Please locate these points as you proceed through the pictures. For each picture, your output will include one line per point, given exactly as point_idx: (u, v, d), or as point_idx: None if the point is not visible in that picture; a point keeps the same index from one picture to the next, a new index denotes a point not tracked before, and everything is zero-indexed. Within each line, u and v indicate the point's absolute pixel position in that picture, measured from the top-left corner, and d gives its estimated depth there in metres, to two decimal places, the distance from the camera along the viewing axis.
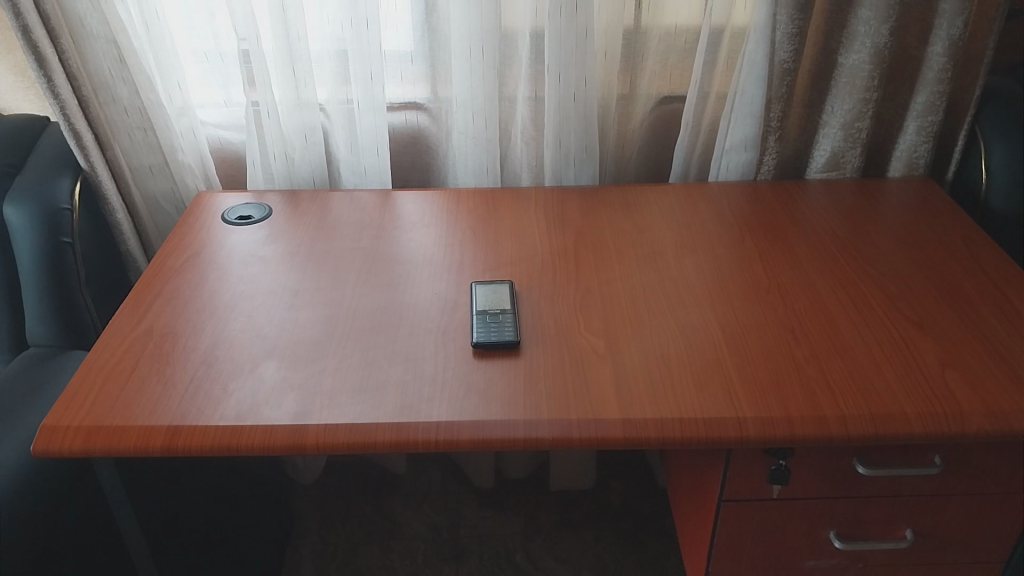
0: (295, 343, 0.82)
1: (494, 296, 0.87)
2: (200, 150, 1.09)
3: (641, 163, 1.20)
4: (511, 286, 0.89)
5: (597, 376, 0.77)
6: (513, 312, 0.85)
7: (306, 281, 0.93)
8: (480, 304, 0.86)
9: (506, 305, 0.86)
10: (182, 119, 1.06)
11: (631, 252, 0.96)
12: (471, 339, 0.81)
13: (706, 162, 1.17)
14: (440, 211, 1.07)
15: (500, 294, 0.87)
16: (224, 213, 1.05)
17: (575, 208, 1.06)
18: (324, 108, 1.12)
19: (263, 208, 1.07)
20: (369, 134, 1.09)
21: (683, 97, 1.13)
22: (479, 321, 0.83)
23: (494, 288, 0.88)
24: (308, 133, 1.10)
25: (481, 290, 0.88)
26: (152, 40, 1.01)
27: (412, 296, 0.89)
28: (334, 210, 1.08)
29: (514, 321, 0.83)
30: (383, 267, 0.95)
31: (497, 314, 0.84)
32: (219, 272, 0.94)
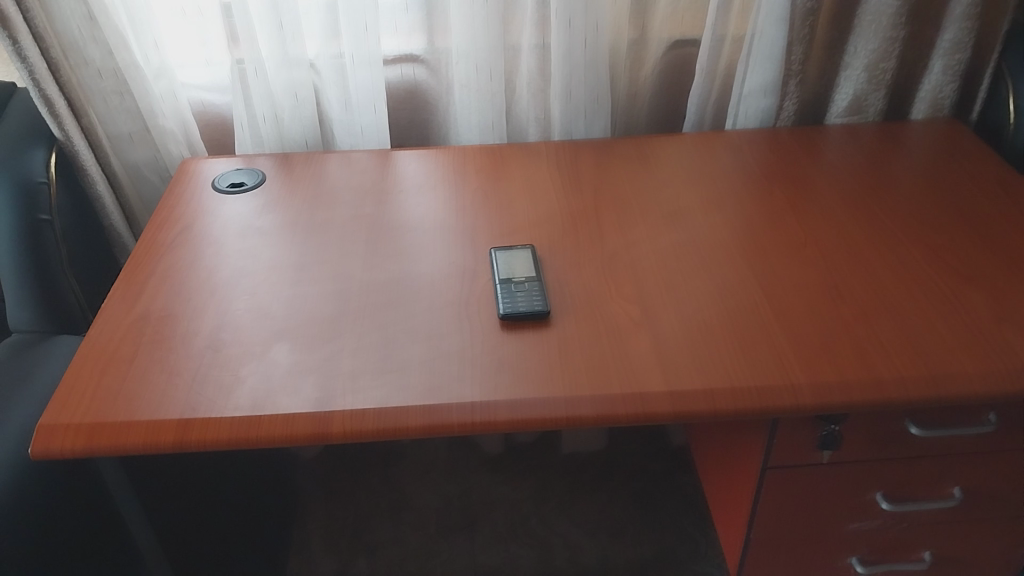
0: (306, 322, 0.76)
1: (514, 263, 0.82)
2: (183, 115, 1.01)
3: (653, 113, 1.14)
4: (532, 251, 0.83)
5: (635, 344, 0.72)
6: (537, 279, 0.79)
7: (310, 254, 0.86)
8: (500, 273, 0.80)
9: (528, 272, 0.80)
10: (162, 81, 0.98)
11: (654, 209, 0.91)
12: (497, 311, 0.76)
13: (721, 110, 1.11)
14: (446, 172, 1.00)
15: (520, 261, 0.82)
16: (214, 182, 0.98)
17: (589, 165, 1.00)
18: (313, 64, 1.04)
19: (255, 174, 1.00)
20: (364, 87, 1.01)
21: (697, 41, 1.07)
22: (503, 291, 0.78)
23: (514, 254, 0.83)
24: (298, 90, 1.02)
25: (500, 258, 0.82)
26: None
27: (427, 266, 0.83)
28: (332, 175, 1.01)
29: (541, 288, 0.78)
30: (391, 236, 0.88)
31: (521, 283, 0.79)
32: (214, 247, 0.87)
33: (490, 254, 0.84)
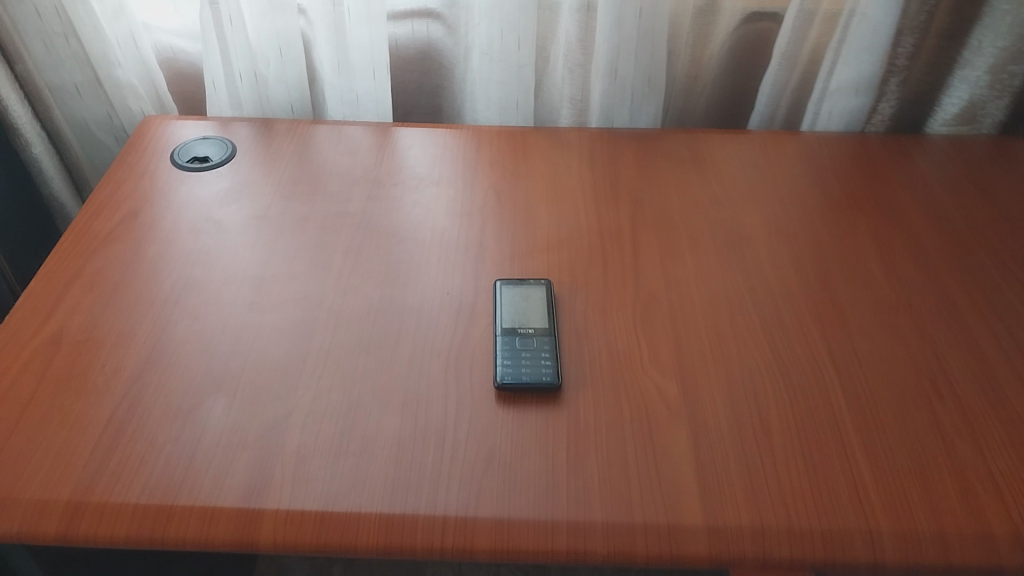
0: (252, 368, 0.60)
1: (524, 305, 0.65)
2: (148, 64, 0.83)
3: (714, 98, 0.94)
4: (548, 289, 0.66)
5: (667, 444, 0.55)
6: (548, 333, 0.63)
7: (272, 265, 0.69)
8: (504, 318, 0.64)
9: (539, 321, 0.64)
10: (119, 23, 0.79)
11: (707, 237, 0.73)
12: (494, 376, 0.60)
13: (798, 101, 0.91)
14: (455, 161, 0.82)
15: (531, 302, 0.65)
16: (175, 153, 0.81)
17: (631, 166, 0.81)
18: (305, 11, 0.85)
19: (224, 146, 0.82)
20: (363, 44, 0.83)
21: (779, 15, 0.86)
22: (504, 346, 0.61)
23: (525, 292, 0.66)
24: (282, 45, 0.83)
25: (507, 296, 0.66)
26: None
27: (414, 297, 0.67)
28: (318, 152, 0.82)
29: (552, 347, 0.62)
30: (376, 246, 0.71)
31: (527, 336, 0.62)
32: (158, 245, 0.70)
33: (495, 287, 0.67)
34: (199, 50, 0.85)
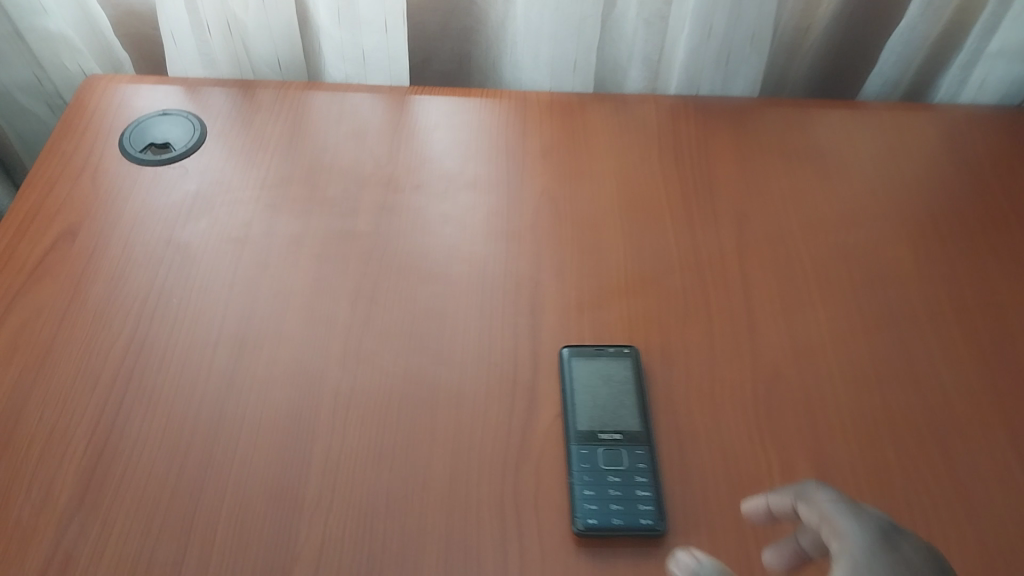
0: (236, 500, 0.44)
1: (606, 394, 0.48)
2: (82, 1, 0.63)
3: (822, 53, 0.73)
4: (637, 365, 0.49)
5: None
6: (642, 440, 0.46)
7: (257, 319, 0.51)
8: (580, 416, 0.47)
9: (628, 421, 0.47)
10: None
11: (841, 279, 0.55)
12: (570, 513, 0.44)
13: (932, 61, 0.71)
14: (494, 151, 0.62)
15: (615, 389, 0.48)
16: (126, 136, 0.61)
17: (728, 158, 0.62)
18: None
19: (190, 125, 0.62)
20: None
21: None
22: (584, 463, 0.45)
23: (606, 372, 0.49)
24: None
25: (583, 376, 0.48)
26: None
27: (451, 373, 0.49)
28: (315, 135, 0.63)
29: (648, 465, 0.45)
30: (394, 290, 0.53)
31: (614, 446, 0.46)
32: (104, 283, 0.52)
33: (563, 358, 0.49)
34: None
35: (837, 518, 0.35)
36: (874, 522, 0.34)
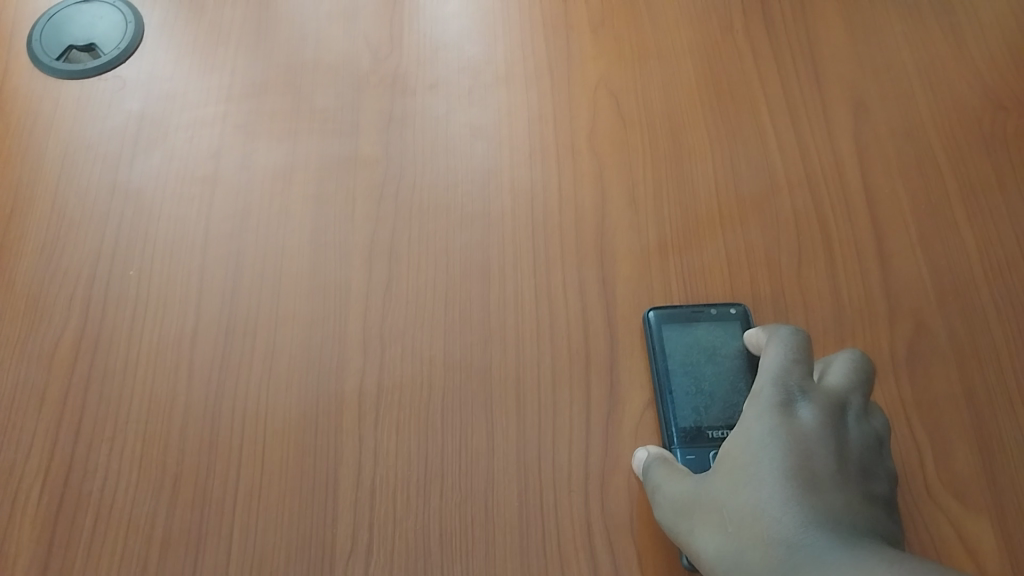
0: (247, 554, 0.33)
1: (715, 374, 0.37)
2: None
3: None
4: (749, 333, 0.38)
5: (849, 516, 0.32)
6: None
7: (244, 293, 0.39)
8: (686, 402, 0.36)
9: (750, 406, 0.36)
10: None
11: (989, 186, 0.43)
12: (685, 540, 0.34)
13: None
14: (526, 28, 0.47)
15: (725, 366, 0.37)
16: (38, 36, 0.46)
17: (831, 24, 0.47)
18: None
19: (118, 13, 0.47)
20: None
21: None
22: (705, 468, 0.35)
23: (711, 343, 0.38)
24: None
25: (682, 351, 0.38)
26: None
27: (505, 356, 0.38)
28: (290, 18, 0.48)
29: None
30: (417, 240, 0.41)
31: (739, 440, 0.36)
32: (30, 259, 0.40)
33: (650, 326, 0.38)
34: None
35: (760, 377, 0.31)
36: (785, 383, 0.30)
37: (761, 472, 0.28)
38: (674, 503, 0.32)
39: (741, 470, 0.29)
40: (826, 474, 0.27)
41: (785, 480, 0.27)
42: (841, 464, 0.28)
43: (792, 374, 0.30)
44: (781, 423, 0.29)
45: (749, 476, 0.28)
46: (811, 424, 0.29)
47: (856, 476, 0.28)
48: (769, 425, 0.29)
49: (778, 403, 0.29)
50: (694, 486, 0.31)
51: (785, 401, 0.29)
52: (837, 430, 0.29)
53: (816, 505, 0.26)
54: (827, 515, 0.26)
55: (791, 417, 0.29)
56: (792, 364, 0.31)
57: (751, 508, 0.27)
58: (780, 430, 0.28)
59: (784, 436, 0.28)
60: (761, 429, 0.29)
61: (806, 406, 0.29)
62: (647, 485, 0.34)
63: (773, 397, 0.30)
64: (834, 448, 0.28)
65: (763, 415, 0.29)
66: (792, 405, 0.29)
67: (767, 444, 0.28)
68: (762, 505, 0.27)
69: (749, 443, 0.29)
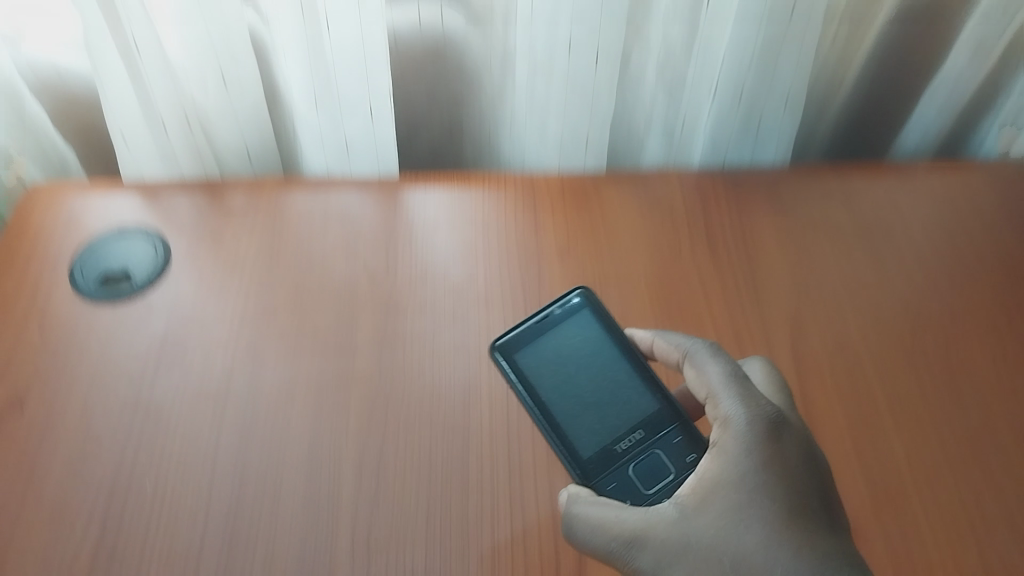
0: None
1: (580, 360, 0.45)
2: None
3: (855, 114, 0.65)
4: (597, 309, 0.47)
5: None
6: (645, 385, 0.45)
7: (247, 504, 0.44)
8: (564, 397, 0.44)
9: (625, 376, 0.45)
10: None
11: (912, 401, 0.48)
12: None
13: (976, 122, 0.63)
14: (504, 256, 0.55)
15: (587, 348, 0.46)
16: (80, 266, 0.53)
17: (769, 250, 0.55)
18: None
19: (152, 245, 0.55)
20: (350, 53, 0.53)
21: None
22: (618, 477, 0.41)
23: (568, 336, 0.46)
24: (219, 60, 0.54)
25: (552, 368, 0.45)
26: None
27: (480, 564, 0.42)
28: (300, 246, 0.55)
29: (675, 410, 0.44)
30: (404, 452, 0.46)
31: (625, 407, 0.44)
32: (57, 474, 0.45)
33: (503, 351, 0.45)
34: (92, 72, 0.56)
35: (725, 398, 0.40)
36: (764, 409, 0.39)
37: (766, 502, 0.37)
38: (653, 549, 0.37)
39: (743, 502, 0.37)
40: (807, 494, 0.38)
41: (788, 508, 0.37)
42: (814, 483, 0.38)
43: (759, 399, 0.40)
44: (771, 452, 0.38)
45: (750, 507, 0.37)
46: (796, 454, 0.39)
47: (822, 493, 0.38)
48: (764, 454, 0.38)
49: (765, 432, 0.38)
50: (680, 517, 0.37)
51: (768, 429, 0.39)
52: (802, 451, 0.39)
53: (808, 529, 0.36)
54: (825, 536, 0.37)
55: (776, 442, 0.38)
56: (751, 390, 0.40)
57: (765, 541, 0.36)
58: (772, 458, 0.38)
59: (776, 467, 0.38)
60: (757, 461, 0.38)
61: (784, 433, 0.39)
62: (601, 539, 0.38)
63: (762, 430, 0.39)
64: (807, 470, 0.38)
65: (757, 444, 0.38)
66: (773, 430, 0.39)
67: (764, 476, 0.37)
68: (766, 536, 0.36)
69: (748, 472, 0.37)
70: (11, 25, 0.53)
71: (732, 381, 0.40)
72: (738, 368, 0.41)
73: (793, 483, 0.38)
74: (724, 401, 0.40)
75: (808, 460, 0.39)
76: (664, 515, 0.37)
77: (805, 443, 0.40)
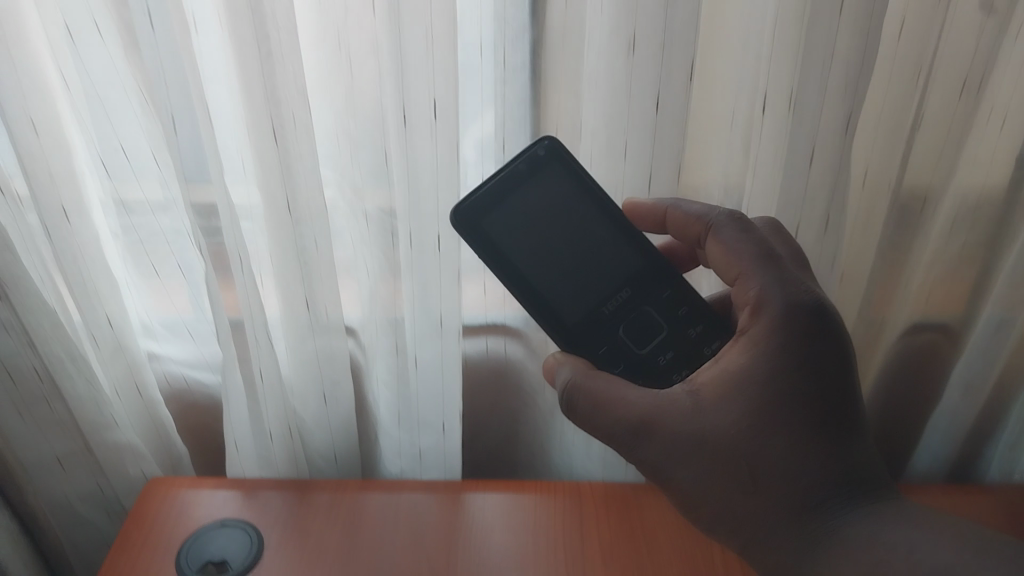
0: None
1: (546, 216, 0.52)
2: (138, 383, 0.66)
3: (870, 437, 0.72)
4: (563, 161, 0.51)
5: (709, 337, 0.53)
6: (612, 226, 0.53)
7: None
8: (542, 265, 0.52)
9: (596, 216, 0.53)
10: (120, 358, 0.63)
11: None
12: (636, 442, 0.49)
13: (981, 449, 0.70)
14: (552, 560, 0.61)
15: (556, 206, 0.52)
16: (184, 555, 0.61)
17: None
18: (354, 331, 0.67)
19: (246, 537, 0.62)
20: (430, 381, 0.64)
21: (947, 335, 0.64)
22: (605, 334, 0.53)
23: (536, 188, 0.52)
24: (324, 381, 0.66)
25: (519, 224, 0.51)
26: (47, 227, 0.55)
27: None
28: (373, 543, 0.62)
29: (654, 262, 0.54)
30: None
31: (602, 259, 0.53)
32: None
33: (467, 232, 0.50)
34: (217, 384, 0.69)
35: (758, 268, 0.50)
36: (802, 299, 0.49)
37: (789, 423, 0.47)
38: (670, 425, 0.48)
39: (769, 420, 0.47)
40: (825, 435, 0.47)
41: (805, 442, 0.47)
42: (835, 379, 0.48)
43: (800, 292, 0.49)
44: (800, 333, 0.48)
45: (774, 399, 0.47)
46: (821, 347, 0.48)
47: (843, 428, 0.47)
48: (794, 334, 0.47)
49: (800, 318, 0.48)
50: (694, 404, 0.48)
51: (805, 314, 0.48)
52: (829, 333, 0.48)
53: (818, 470, 0.47)
54: (829, 478, 0.47)
55: (807, 343, 0.48)
56: (783, 270, 0.50)
57: (778, 462, 0.47)
58: (801, 363, 0.47)
59: (802, 349, 0.47)
60: (790, 340, 0.47)
61: (818, 321, 0.48)
62: (616, 424, 0.48)
63: (788, 313, 0.48)
64: (833, 391, 0.47)
65: (791, 336, 0.48)
66: (806, 313, 0.48)
67: (794, 365, 0.47)
68: (779, 464, 0.46)
69: (778, 337, 0.48)
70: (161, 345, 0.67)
71: (765, 268, 0.49)
72: (756, 240, 0.50)
73: (803, 375, 0.47)
74: (757, 291, 0.49)
75: (829, 353, 0.48)
76: (679, 406, 0.48)
77: (824, 308, 0.49)
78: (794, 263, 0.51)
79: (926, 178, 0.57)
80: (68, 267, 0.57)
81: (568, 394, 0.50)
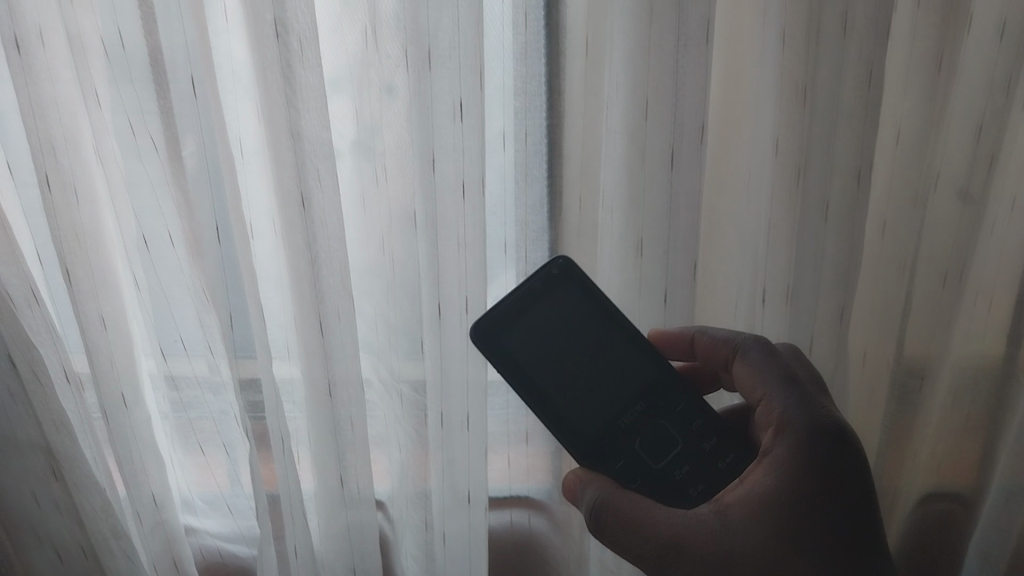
0: None
1: (558, 329, 0.54)
2: (177, 558, 0.68)
3: None
4: (577, 278, 0.53)
5: (725, 451, 0.54)
6: (627, 342, 0.54)
7: None
8: (555, 376, 0.53)
9: (609, 331, 0.54)
10: (160, 534, 0.66)
11: None
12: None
13: None
14: None
15: (567, 320, 0.54)
16: None
17: None
18: (384, 505, 0.70)
19: None
20: (457, 557, 0.66)
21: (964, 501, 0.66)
22: (622, 450, 0.53)
23: (550, 304, 0.53)
24: (354, 556, 0.67)
25: (534, 338, 0.53)
26: (106, 412, 0.59)
27: None
28: None
29: (668, 373, 0.55)
30: None
31: (615, 370, 0.55)
32: None
33: (485, 344, 0.52)
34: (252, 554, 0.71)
35: (780, 389, 0.51)
36: (826, 419, 0.50)
37: (818, 543, 0.47)
38: (698, 547, 0.47)
39: (798, 542, 0.47)
40: (853, 554, 0.48)
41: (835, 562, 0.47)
42: (859, 498, 0.49)
43: (822, 411, 0.50)
44: (827, 454, 0.49)
45: (804, 521, 0.48)
46: (846, 466, 0.49)
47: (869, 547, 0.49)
48: (822, 454, 0.49)
49: (826, 437, 0.49)
50: (723, 525, 0.48)
51: (830, 434, 0.49)
52: (854, 453, 0.49)
53: None
54: None
55: (835, 462, 0.49)
56: (804, 391, 0.51)
57: None
58: (828, 484, 0.48)
59: (829, 469, 0.48)
60: (818, 461, 0.48)
61: (841, 440, 0.49)
62: (644, 545, 0.48)
63: (813, 433, 0.49)
64: (859, 511, 0.49)
65: (820, 456, 0.49)
66: (832, 433, 0.49)
67: (821, 485, 0.48)
68: None
69: (804, 457, 0.49)
70: (198, 517, 0.71)
71: (787, 390, 0.51)
72: (780, 364, 0.52)
73: (828, 496, 0.48)
74: (782, 411, 0.51)
75: (853, 475, 0.49)
76: (707, 526, 0.48)
77: (846, 429, 0.50)
78: (814, 387, 0.53)
79: (923, 357, 0.60)
80: (121, 450, 0.61)
81: (595, 511, 0.50)
